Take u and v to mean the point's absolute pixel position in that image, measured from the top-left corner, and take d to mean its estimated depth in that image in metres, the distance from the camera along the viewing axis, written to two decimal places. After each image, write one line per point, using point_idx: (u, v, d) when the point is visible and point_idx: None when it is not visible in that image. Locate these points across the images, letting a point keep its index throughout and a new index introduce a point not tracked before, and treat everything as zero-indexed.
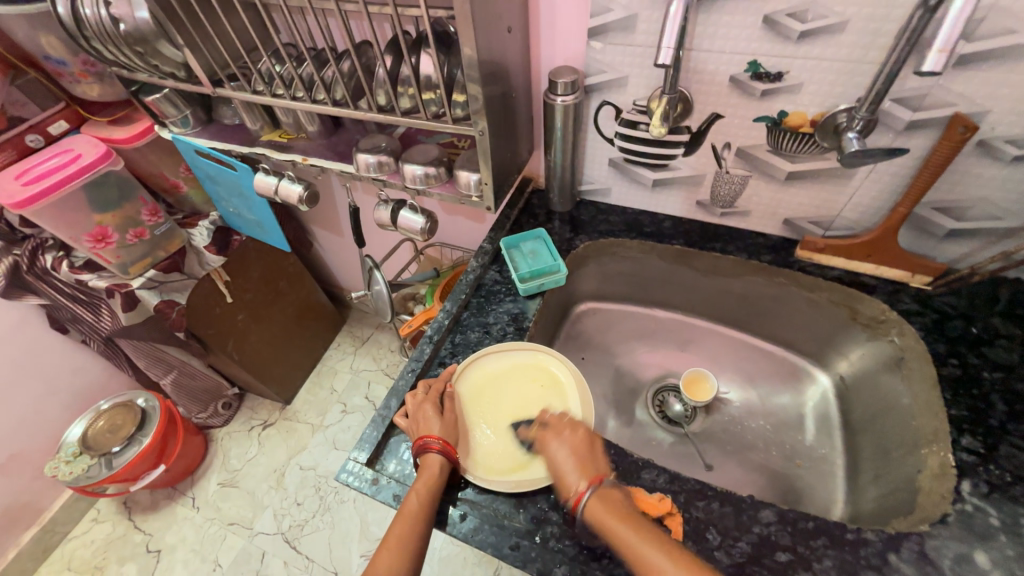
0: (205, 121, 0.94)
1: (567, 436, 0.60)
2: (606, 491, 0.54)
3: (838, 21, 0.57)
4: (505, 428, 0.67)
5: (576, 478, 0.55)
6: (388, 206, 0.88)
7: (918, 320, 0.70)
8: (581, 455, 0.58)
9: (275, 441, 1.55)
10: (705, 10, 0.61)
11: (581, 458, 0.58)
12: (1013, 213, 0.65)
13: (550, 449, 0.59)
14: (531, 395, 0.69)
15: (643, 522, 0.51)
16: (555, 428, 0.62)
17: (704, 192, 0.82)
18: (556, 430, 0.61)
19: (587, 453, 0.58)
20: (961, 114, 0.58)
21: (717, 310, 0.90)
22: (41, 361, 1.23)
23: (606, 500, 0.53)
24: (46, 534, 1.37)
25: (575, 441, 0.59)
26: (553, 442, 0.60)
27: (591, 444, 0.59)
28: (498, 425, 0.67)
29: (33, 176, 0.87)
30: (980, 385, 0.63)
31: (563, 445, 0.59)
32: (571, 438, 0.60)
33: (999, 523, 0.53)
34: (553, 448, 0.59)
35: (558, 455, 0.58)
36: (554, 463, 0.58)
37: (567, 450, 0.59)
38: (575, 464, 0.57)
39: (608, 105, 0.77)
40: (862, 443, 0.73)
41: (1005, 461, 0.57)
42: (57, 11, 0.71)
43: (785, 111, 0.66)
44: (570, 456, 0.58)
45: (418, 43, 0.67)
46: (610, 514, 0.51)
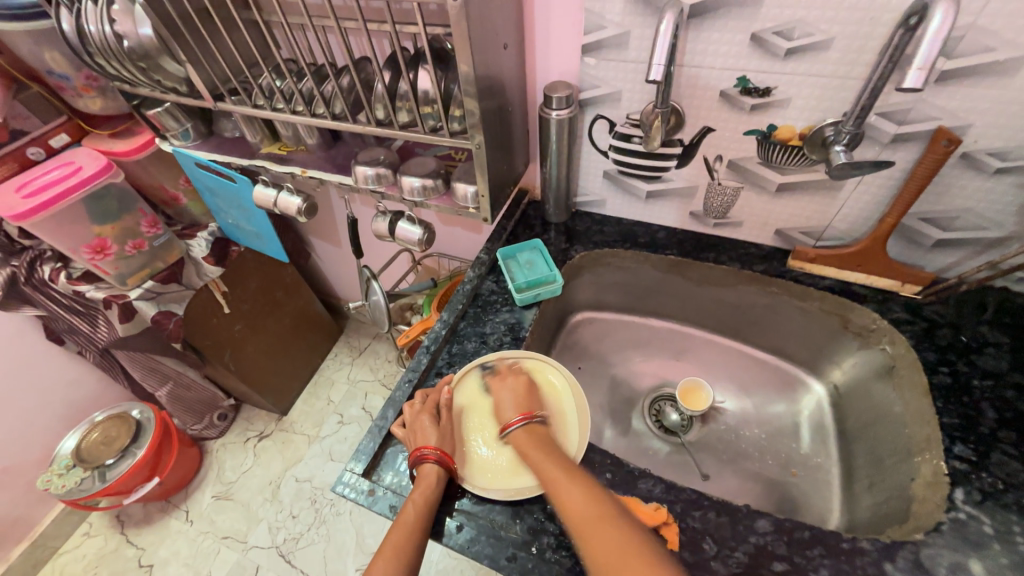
0: (206, 134, 0.96)
1: (516, 380, 0.68)
2: (534, 426, 0.61)
3: (822, 39, 0.59)
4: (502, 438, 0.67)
5: (510, 412, 0.64)
6: (386, 217, 0.89)
7: (908, 329, 0.71)
8: (520, 399, 0.65)
9: (271, 452, 1.54)
10: (695, 27, 0.63)
11: (520, 397, 0.65)
12: (998, 223, 0.66)
13: (497, 389, 0.68)
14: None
15: (557, 449, 0.58)
16: (507, 374, 0.69)
17: (696, 203, 0.83)
18: (503, 374, 0.69)
19: (526, 395, 0.66)
20: (945, 127, 0.60)
21: (712, 319, 0.91)
22: (36, 372, 1.22)
23: (531, 433, 0.60)
24: (36, 549, 1.34)
25: (516, 385, 0.67)
26: (499, 386, 0.68)
27: (529, 390, 0.67)
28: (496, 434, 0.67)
29: (34, 189, 0.88)
30: (971, 393, 0.64)
31: (509, 391, 0.66)
32: (515, 385, 0.67)
33: (992, 531, 0.53)
34: (498, 391, 0.67)
35: (501, 391, 0.67)
36: (499, 403, 0.66)
37: (513, 392, 0.66)
38: (512, 400, 0.65)
39: (602, 118, 0.78)
40: (856, 451, 0.74)
41: (997, 469, 0.58)
42: (62, 28, 0.73)
43: (774, 125, 0.68)
44: (512, 398, 0.65)
45: (416, 59, 0.68)
46: (533, 445, 0.59)
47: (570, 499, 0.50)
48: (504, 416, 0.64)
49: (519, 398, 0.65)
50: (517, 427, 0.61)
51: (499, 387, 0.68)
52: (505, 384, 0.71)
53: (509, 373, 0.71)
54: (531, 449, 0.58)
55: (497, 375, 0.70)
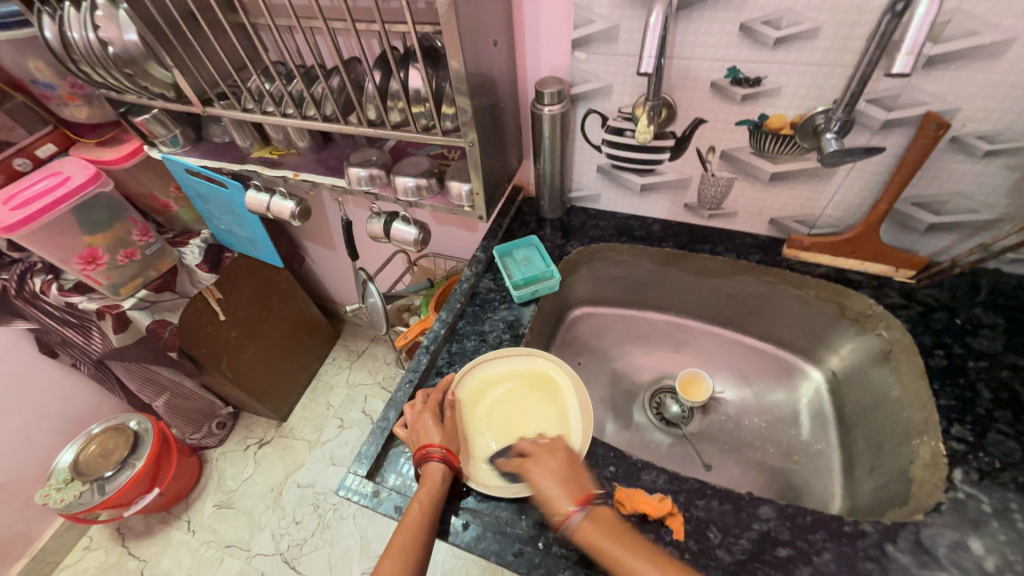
0: (195, 139, 0.95)
1: (554, 456, 0.59)
2: (597, 512, 0.54)
3: (810, 27, 0.59)
4: (506, 436, 0.67)
5: (563, 500, 0.55)
6: (380, 218, 0.89)
7: (903, 313, 0.71)
8: (564, 478, 0.57)
9: (271, 459, 1.53)
10: (684, 19, 0.63)
11: (565, 480, 0.57)
12: (989, 206, 0.67)
13: (533, 470, 0.58)
14: (531, 401, 0.70)
15: (625, 530, 0.53)
16: (540, 451, 0.60)
17: (690, 195, 0.84)
18: (535, 453, 0.60)
19: (571, 474, 0.58)
20: (933, 112, 0.60)
21: (710, 310, 0.91)
22: (31, 386, 1.21)
23: (598, 521, 0.53)
24: (37, 565, 1.33)
25: (556, 462, 0.58)
26: (535, 472, 0.58)
27: (573, 466, 0.59)
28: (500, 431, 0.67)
29: (21, 200, 0.86)
30: (966, 374, 0.65)
31: (546, 469, 0.58)
32: (552, 459, 0.59)
33: (991, 509, 0.54)
34: (536, 472, 0.58)
35: (541, 477, 0.57)
36: (539, 491, 0.57)
37: (553, 469, 0.58)
38: (559, 485, 0.56)
39: (594, 113, 0.78)
40: (856, 436, 0.74)
41: (994, 448, 0.58)
42: (45, 36, 0.72)
43: (765, 115, 0.68)
44: (600, 530, 0.52)
45: (406, 58, 0.68)
46: (602, 536, 0.52)
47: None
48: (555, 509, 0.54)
49: (562, 478, 0.57)
50: (579, 518, 0.53)
51: (535, 471, 0.58)
52: (507, 380, 0.71)
53: (511, 371, 0.72)
54: (603, 541, 0.52)
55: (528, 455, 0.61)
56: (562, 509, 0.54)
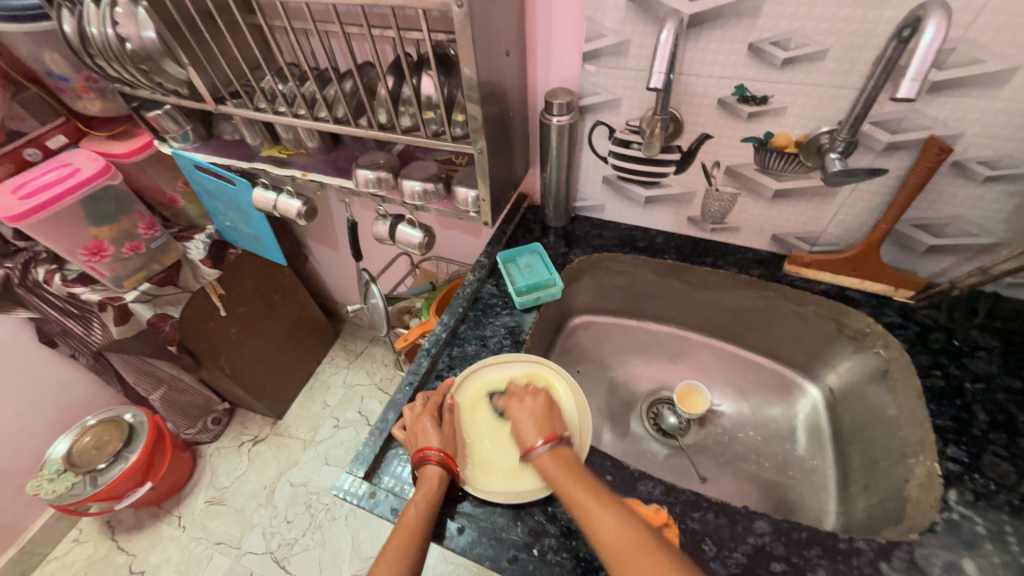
0: (205, 136, 0.96)
1: (534, 399, 0.65)
2: (559, 448, 0.58)
3: (818, 49, 0.60)
4: (505, 440, 0.67)
5: (533, 435, 0.61)
6: (386, 220, 0.89)
7: (902, 333, 0.72)
8: (539, 418, 0.63)
9: (265, 457, 1.53)
10: (694, 37, 0.65)
11: (539, 419, 0.63)
12: (988, 230, 0.68)
13: (513, 410, 0.65)
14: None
15: (587, 474, 0.56)
16: (520, 395, 0.66)
17: (694, 209, 0.84)
18: (518, 394, 0.66)
19: (548, 417, 0.63)
20: (936, 137, 0.62)
21: (709, 323, 0.92)
22: (28, 375, 1.20)
23: (559, 456, 0.58)
24: (24, 556, 1.32)
25: (535, 406, 0.64)
26: (515, 407, 0.65)
27: (551, 411, 0.64)
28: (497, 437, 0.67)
29: (30, 190, 0.87)
30: (963, 396, 0.65)
31: (527, 410, 0.64)
32: (533, 404, 0.64)
33: (985, 531, 0.54)
34: (516, 411, 0.64)
35: (520, 415, 0.64)
36: (517, 423, 0.64)
37: (532, 412, 0.64)
38: (534, 423, 0.62)
39: (601, 124, 0.79)
40: (851, 453, 0.75)
41: (989, 470, 0.59)
42: (64, 29, 0.73)
43: (771, 132, 0.69)
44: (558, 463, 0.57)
45: (420, 65, 0.69)
46: (559, 469, 0.56)
47: (607, 532, 0.49)
48: (525, 440, 0.61)
49: (539, 419, 0.63)
50: (542, 451, 0.58)
51: (517, 407, 0.65)
52: (507, 386, 0.71)
53: (511, 377, 0.72)
54: (557, 471, 0.56)
55: (511, 395, 0.67)
56: (529, 442, 0.60)
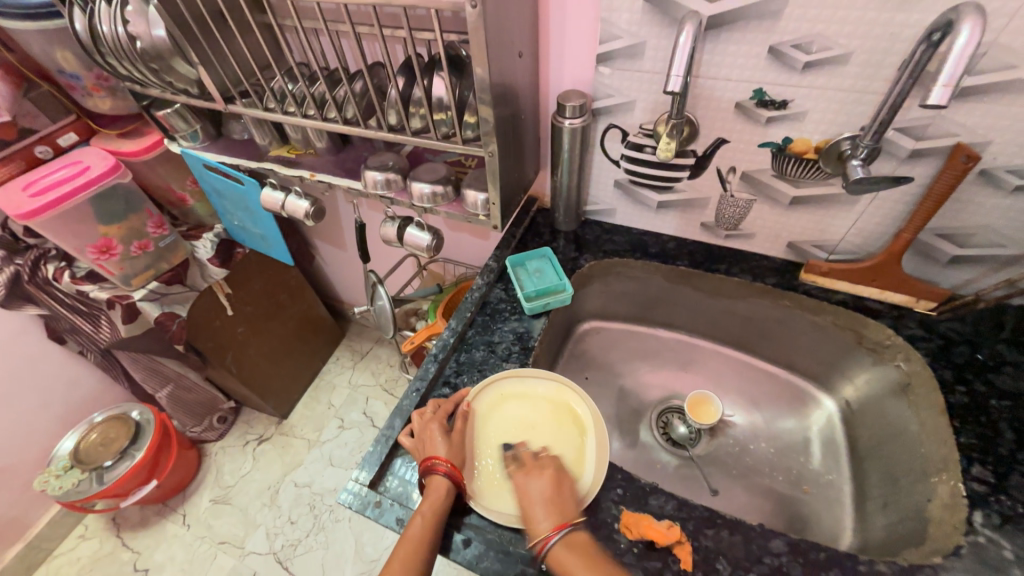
0: (215, 135, 0.95)
1: (544, 475, 0.59)
2: (573, 537, 0.53)
3: (841, 53, 0.58)
4: (516, 457, 0.65)
5: (543, 520, 0.54)
6: (394, 222, 0.88)
7: (924, 346, 0.70)
8: (553, 496, 0.57)
9: (270, 456, 1.53)
10: (712, 39, 0.63)
11: (552, 503, 0.56)
12: (1016, 241, 0.66)
13: (522, 482, 0.59)
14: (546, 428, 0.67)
15: (606, 565, 0.51)
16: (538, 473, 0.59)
17: (708, 215, 0.83)
18: (528, 467, 0.60)
19: (557, 494, 0.57)
20: (963, 144, 0.59)
21: (722, 331, 0.90)
22: (37, 372, 1.21)
23: (574, 548, 0.52)
24: (31, 551, 1.32)
25: (546, 482, 0.58)
26: (527, 482, 0.59)
27: (560, 486, 0.58)
28: (510, 454, 0.65)
29: (40, 187, 0.87)
30: (988, 413, 0.63)
31: (539, 485, 0.58)
32: (545, 477, 0.59)
33: (1013, 556, 0.52)
34: (524, 484, 0.59)
35: (530, 490, 0.58)
36: (527, 500, 0.57)
37: (545, 489, 0.58)
38: (543, 506, 0.56)
39: (614, 127, 0.78)
40: (869, 469, 0.73)
41: (1017, 491, 0.56)
42: (75, 27, 0.73)
43: (789, 138, 0.68)
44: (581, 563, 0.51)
45: (431, 66, 0.68)
46: (579, 562, 0.51)
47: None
48: (533, 525, 0.54)
49: (549, 500, 0.56)
50: (554, 543, 0.52)
51: (525, 480, 0.59)
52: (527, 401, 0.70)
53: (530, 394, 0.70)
54: (576, 569, 0.50)
55: (518, 467, 0.61)
56: (539, 527, 0.54)
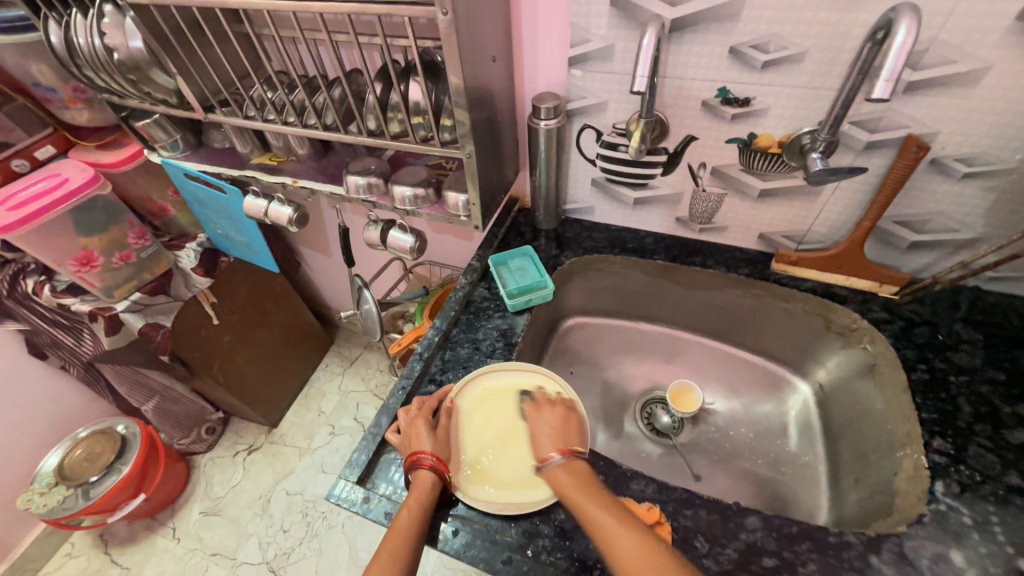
0: (195, 144, 0.96)
1: (553, 411, 0.65)
2: (573, 462, 0.58)
3: (797, 52, 0.61)
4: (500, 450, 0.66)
5: (547, 446, 0.60)
6: (377, 226, 0.90)
7: (888, 328, 0.73)
8: (558, 428, 0.63)
9: (260, 466, 1.52)
10: (676, 41, 0.66)
11: (558, 433, 0.62)
12: (968, 225, 0.70)
13: (533, 417, 0.65)
14: (530, 420, 0.69)
15: (601, 488, 0.55)
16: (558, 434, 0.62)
17: (682, 209, 0.86)
18: (541, 404, 0.66)
19: (563, 429, 0.63)
20: (914, 135, 0.63)
21: (700, 322, 0.93)
22: (18, 388, 1.19)
23: (573, 471, 0.57)
24: (15, 572, 1.30)
25: (554, 415, 0.64)
26: (538, 416, 0.65)
27: (568, 423, 0.64)
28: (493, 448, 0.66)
29: (19, 200, 0.87)
30: (947, 389, 0.66)
31: (546, 422, 0.64)
32: (552, 415, 0.64)
33: (971, 521, 0.55)
34: (535, 419, 0.65)
35: (540, 423, 0.64)
36: (536, 434, 0.63)
37: (551, 423, 0.64)
38: (551, 438, 0.61)
39: (589, 128, 0.80)
40: (842, 448, 0.76)
41: (974, 461, 0.60)
42: (50, 40, 0.73)
43: (754, 133, 0.71)
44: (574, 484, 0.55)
45: (407, 71, 0.69)
46: (575, 482, 0.55)
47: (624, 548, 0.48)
48: (539, 452, 0.60)
49: (555, 431, 0.62)
50: (555, 462, 0.57)
51: (536, 416, 0.65)
52: (509, 394, 0.70)
53: (514, 388, 0.71)
54: (571, 487, 0.55)
55: (533, 405, 0.67)
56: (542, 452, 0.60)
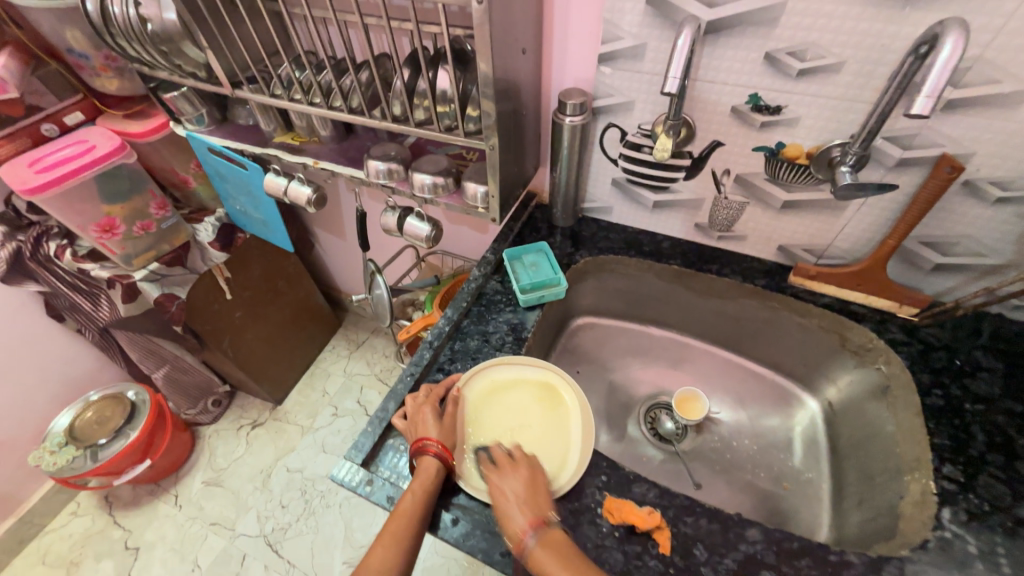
0: (220, 120, 0.97)
1: (518, 472, 0.60)
2: (550, 533, 0.53)
3: (834, 62, 0.60)
4: (504, 442, 0.67)
5: (520, 519, 0.55)
6: (395, 212, 0.90)
7: (904, 350, 0.72)
8: (524, 494, 0.58)
9: (263, 441, 1.54)
10: (710, 43, 0.65)
11: (526, 499, 0.57)
12: (997, 251, 0.68)
13: (495, 482, 0.59)
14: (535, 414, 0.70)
15: (581, 560, 0.52)
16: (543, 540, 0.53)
17: (702, 216, 0.85)
18: (501, 465, 0.61)
19: (532, 493, 0.58)
20: (949, 155, 0.61)
21: (711, 331, 0.92)
22: (35, 348, 1.22)
23: (551, 545, 0.52)
24: (22, 526, 1.34)
25: (519, 480, 0.59)
26: (499, 480, 0.59)
27: (534, 483, 0.59)
28: (498, 439, 0.67)
29: (47, 164, 0.88)
30: (962, 416, 0.65)
31: (511, 486, 0.58)
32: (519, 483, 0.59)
33: (977, 551, 0.55)
34: (497, 485, 0.59)
35: (505, 490, 0.58)
36: (500, 502, 0.57)
37: (519, 486, 0.59)
38: (518, 504, 0.56)
39: (614, 127, 0.80)
40: (847, 468, 0.75)
41: (985, 490, 0.59)
42: (86, 7, 0.74)
43: (783, 143, 0.69)
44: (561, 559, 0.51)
45: (436, 59, 0.69)
46: (554, 561, 0.51)
47: None
48: (511, 529, 0.54)
49: (523, 500, 0.57)
50: (531, 542, 0.52)
51: (499, 478, 0.60)
52: (515, 387, 0.72)
53: (517, 382, 0.72)
54: (552, 565, 0.51)
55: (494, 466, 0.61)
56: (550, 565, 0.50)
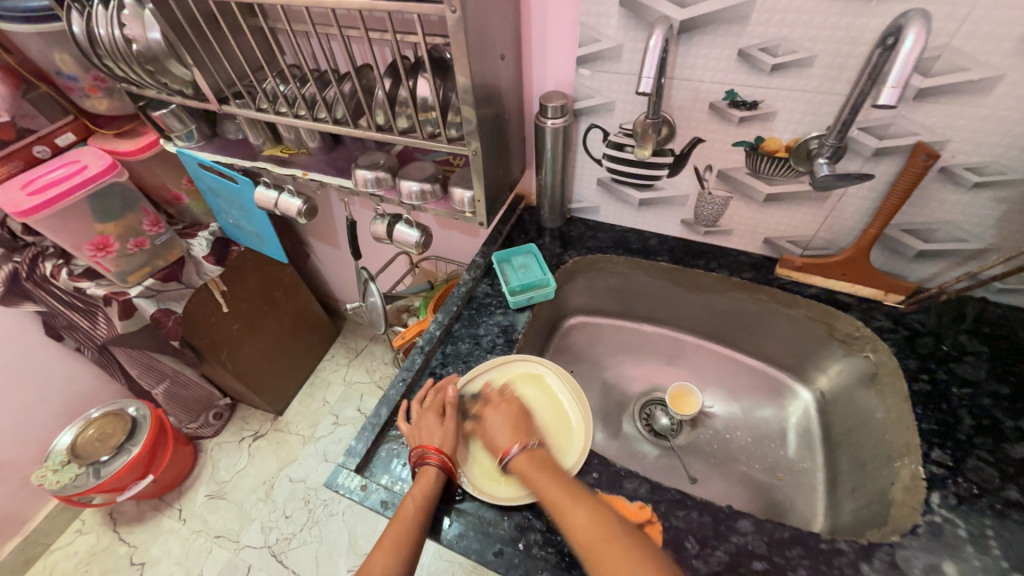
0: (210, 135, 0.98)
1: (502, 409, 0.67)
2: (533, 451, 0.61)
3: (805, 56, 0.61)
4: None
5: (506, 440, 0.63)
6: (384, 219, 0.90)
7: (891, 337, 0.73)
8: (516, 422, 0.65)
9: (265, 452, 1.55)
10: (685, 42, 0.66)
11: (514, 425, 0.65)
12: (978, 235, 0.69)
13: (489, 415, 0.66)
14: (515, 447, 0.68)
15: (560, 474, 0.58)
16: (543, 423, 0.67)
17: (688, 212, 0.85)
18: (493, 401, 0.68)
19: (519, 420, 0.66)
20: (924, 142, 0.62)
21: (703, 325, 0.93)
22: (35, 368, 1.23)
23: (533, 458, 0.60)
24: (28, 545, 1.34)
25: (509, 411, 0.66)
26: (490, 416, 0.66)
27: (521, 416, 0.66)
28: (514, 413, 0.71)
29: (39, 186, 0.89)
30: (949, 400, 0.66)
31: (502, 418, 0.65)
32: (507, 410, 0.66)
33: (966, 534, 0.55)
34: (491, 417, 0.66)
35: (495, 425, 0.65)
36: (492, 431, 0.65)
37: (505, 420, 0.65)
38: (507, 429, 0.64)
39: (596, 127, 0.81)
40: (840, 457, 0.75)
41: (973, 474, 0.59)
42: (73, 31, 0.75)
43: (761, 137, 0.70)
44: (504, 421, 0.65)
45: (416, 68, 0.70)
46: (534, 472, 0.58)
47: (579, 526, 0.52)
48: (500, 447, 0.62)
49: (510, 425, 0.65)
50: (517, 454, 0.60)
51: (492, 414, 0.66)
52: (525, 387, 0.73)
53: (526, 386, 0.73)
54: (534, 473, 0.58)
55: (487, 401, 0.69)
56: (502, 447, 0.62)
